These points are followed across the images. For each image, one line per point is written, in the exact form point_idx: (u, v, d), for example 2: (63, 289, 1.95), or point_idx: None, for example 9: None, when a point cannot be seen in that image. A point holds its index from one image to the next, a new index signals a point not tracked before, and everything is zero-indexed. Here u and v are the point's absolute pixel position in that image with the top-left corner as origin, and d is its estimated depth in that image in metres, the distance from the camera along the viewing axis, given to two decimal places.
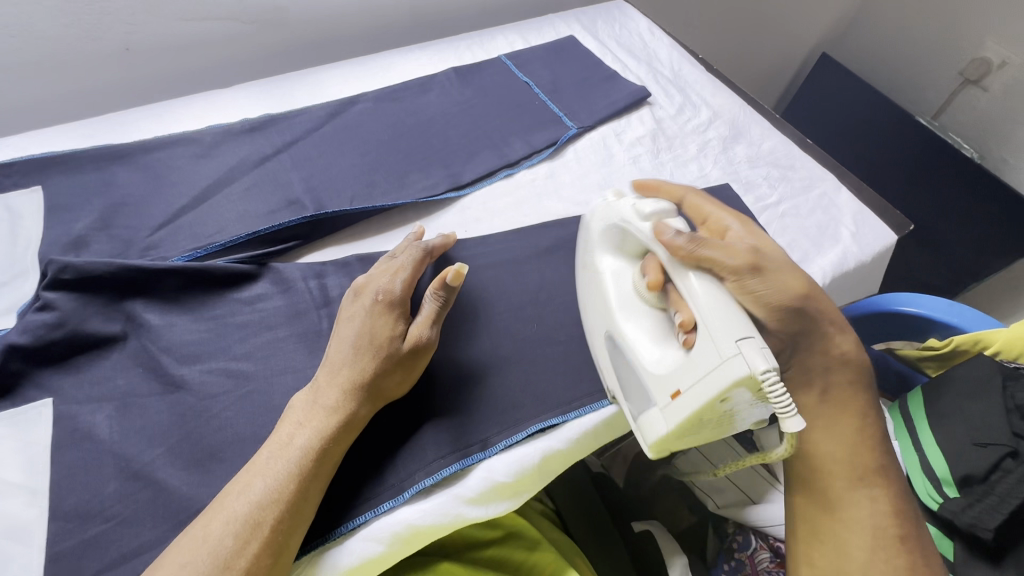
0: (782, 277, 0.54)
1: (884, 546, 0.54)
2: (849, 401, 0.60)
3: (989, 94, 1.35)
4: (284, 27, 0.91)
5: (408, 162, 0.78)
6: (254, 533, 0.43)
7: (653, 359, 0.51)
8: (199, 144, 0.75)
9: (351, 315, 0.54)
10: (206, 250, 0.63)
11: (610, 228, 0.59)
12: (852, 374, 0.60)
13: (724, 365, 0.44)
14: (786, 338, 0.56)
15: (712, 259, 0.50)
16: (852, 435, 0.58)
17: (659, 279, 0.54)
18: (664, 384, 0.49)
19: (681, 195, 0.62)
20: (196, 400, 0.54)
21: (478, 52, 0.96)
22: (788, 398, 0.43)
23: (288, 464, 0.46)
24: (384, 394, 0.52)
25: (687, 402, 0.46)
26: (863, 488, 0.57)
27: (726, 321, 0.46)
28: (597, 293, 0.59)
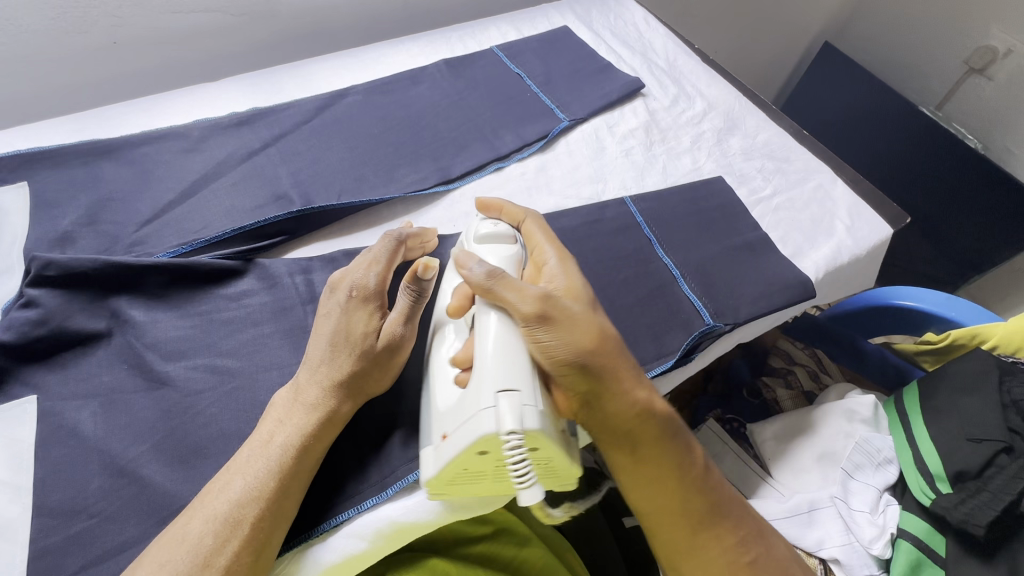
0: (570, 323, 0.47)
1: None
2: (668, 453, 0.51)
3: (994, 84, 1.32)
4: (274, 19, 0.90)
5: (397, 156, 0.77)
6: (234, 532, 0.43)
7: (443, 396, 0.49)
8: (186, 139, 0.74)
9: (327, 311, 0.53)
10: (191, 245, 0.63)
11: (456, 249, 0.58)
12: (661, 427, 0.50)
13: (477, 416, 0.43)
14: (584, 398, 0.47)
15: (504, 300, 0.47)
16: (675, 488, 0.51)
17: (460, 310, 0.52)
18: (440, 425, 0.47)
19: (520, 218, 0.59)
20: (180, 396, 0.54)
21: (471, 43, 0.95)
22: (526, 465, 0.41)
23: (265, 462, 0.46)
24: (364, 390, 0.52)
25: (451, 450, 0.44)
26: (702, 536, 0.52)
27: (493, 370, 0.44)
28: (432, 314, 0.57)
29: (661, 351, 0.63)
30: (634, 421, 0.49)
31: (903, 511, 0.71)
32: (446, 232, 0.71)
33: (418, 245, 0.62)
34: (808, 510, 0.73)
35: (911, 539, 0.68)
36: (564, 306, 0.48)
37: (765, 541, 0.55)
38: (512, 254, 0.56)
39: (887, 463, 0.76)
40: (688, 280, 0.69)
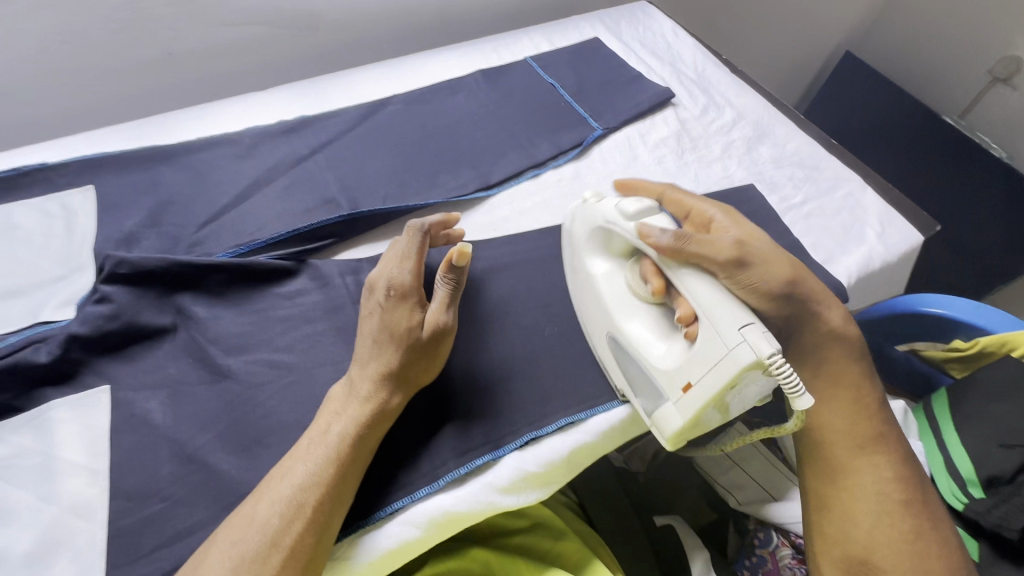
0: (768, 261, 0.58)
1: (889, 511, 0.58)
2: (848, 374, 0.64)
3: (1019, 93, 1.34)
4: (317, 32, 0.94)
5: (438, 163, 0.80)
6: (297, 514, 0.45)
7: (660, 354, 0.56)
8: (238, 145, 0.78)
9: (371, 311, 0.56)
10: (249, 246, 0.66)
11: (595, 231, 0.63)
12: (849, 351, 0.64)
13: (730, 354, 0.48)
14: (783, 320, 0.61)
15: (700, 254, 0.53)
16: (851, 409, 0.62)
17: (662, 285, 0.58)
18: (676, 378, 0.53)
19: (660, 191, 0.64)
20: (242, 389, 0.57)
21: (505, 54, 0.98)
22: (796, 378, 0.47)
23: (326, 452, 0.49)
24: (412, 382, 0.55)
25: (700, 395, 0.51)
26: (865, 456, 0.61)
27: (723, 313, 0.49)
28: (591, 294, 0.63)
29: None
30: (822, 347, 0.64)
31: None
32: (487, 236, 0.74)
33: (441, 230, 0.66)
34: None
35: None
36: (755, 250, 0.57)
37: (921, 485, 0.61)
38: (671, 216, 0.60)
39: None
40: None
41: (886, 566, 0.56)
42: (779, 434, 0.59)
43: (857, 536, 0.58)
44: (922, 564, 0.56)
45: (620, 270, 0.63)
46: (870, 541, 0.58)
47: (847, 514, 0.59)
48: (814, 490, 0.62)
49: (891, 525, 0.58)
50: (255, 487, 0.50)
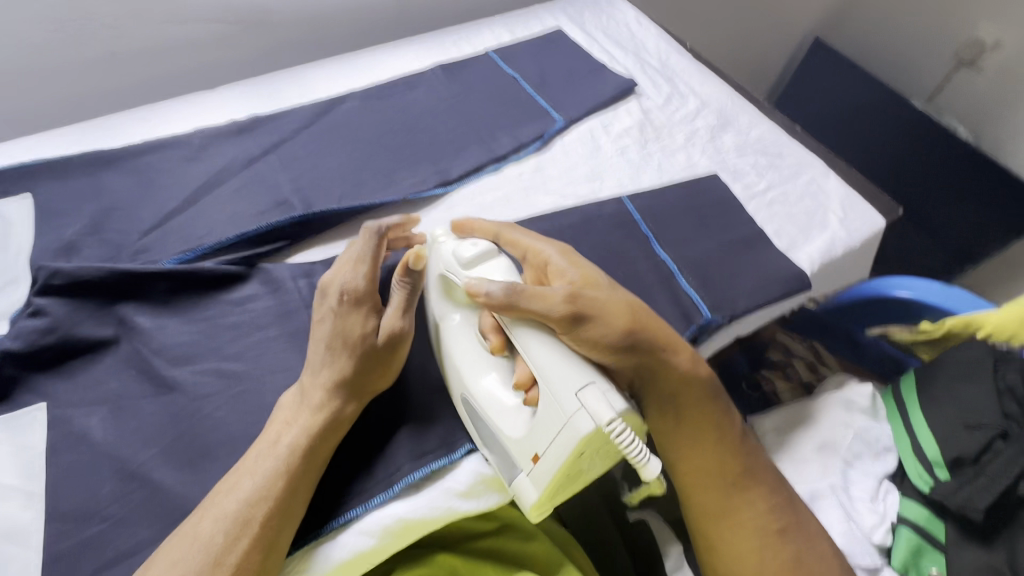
0: (606, 309, 0.52)
1: (769, 545, 0.55)
2: (704, 413, 0.58)
3: (984, 75, 1.37)
4: (270, 27, 0.91)
5: (396, 160, 0.78)
6: (245, 531, 0.44)
7: (510, 422, 0.51)
8: (186, 147, 0.75)
9: (323, 319, 0.54)
10: (195, 252, 0.64)
11: (438, 281, 0.58)
12: (699, 388, 0.57)
13: (570, 422, 0.46)
14: (632, 373, 0.53)
15: (536, 311, 0.50)
16: (711, 448, 0.57)
17: (500, 342, 0.53)
18: (525, 447, 0.49)
19: (494, 232, 0.61)
20: (188, 400, 0.55)
21: (466, 46, 0.96)
22: (639, 447, 0.44)
23: (276, 466, 0.47)
24: (367, 389, 0.53)
25: (550, 466, 0.48)
26: (738, 493, 0.57)
27: (564, 378, 0.47)
28: (444, 351, 0.57)
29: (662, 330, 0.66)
30: (675, 390, 0.56)
31: (904, 498, 0.72)
32: None
33: (401, 235, 0.64)
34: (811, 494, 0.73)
35: (911, 526, 0.69)
36: (590, 302, 0.51)
37: (799, 514, 0.58)
38: (509, 266, 0.56)
39: (887, 452, 0.76)
40: (686, 275, 0.70)
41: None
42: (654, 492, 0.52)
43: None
44: None
45: (469, 320, 0.56)
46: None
47: (727, 563, 0.56)
48: (698, 538, 0.59)
49: (766, 567, 0.55)
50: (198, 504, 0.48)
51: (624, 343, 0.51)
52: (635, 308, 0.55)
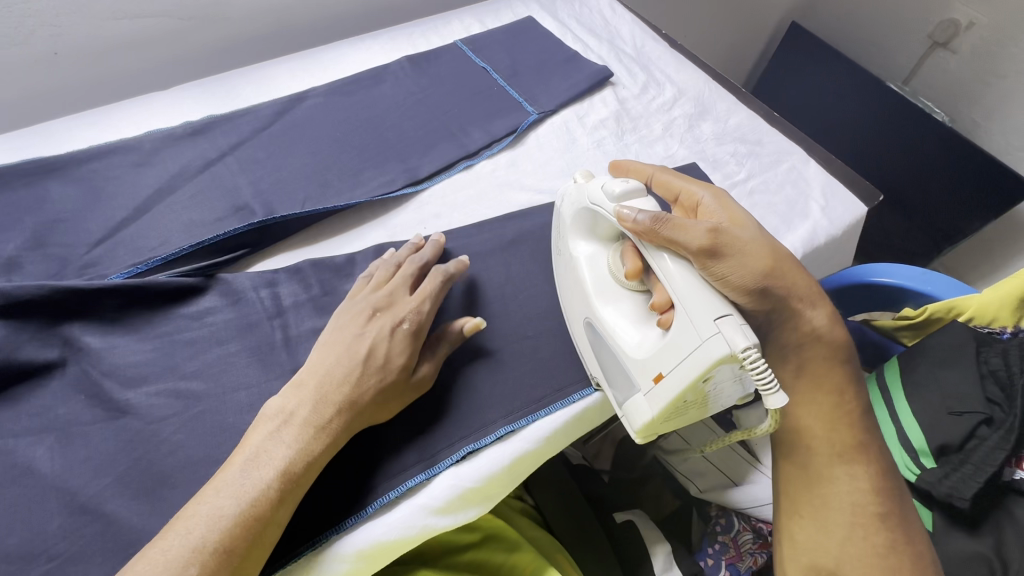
0: (748, 250, 0.53)
1: (863, 524, 0.56)
2: (830, 377, 0.61)
3: (958, 56, 1.37)
4: (225, 22, 0.86)
5: (362, 159, 0.74)
6: (224, 562, 0.40)
7: (635, 343, 0.53)
8: (137, 152, 0.71)
9: (367, 333, 0.51)
10: (147, 264, 0.60)
11: (583, 213, 0.60)
12: (828, 353, 0.61)
13: (703, 345, 0.44)
14: (763, 314, 0.56)
15: (674, 239, 0.50)
16: (833, 413, 0.60)
17: (637, 268, 0.55)
18: (648, 368, 0.50)
19: (648, 173, 0.63)
20: (143, 425, 0.51)
21: (434, 38, 0.92)
22: (773, 375, 0.42)
23: (264, 487, 0.43)
24: (394, 389, 0.51)
25: (672, 389, 0.47)
26: (843, 465, 0.58)
27: (700, 303, 0.46)
28: (574, 278, 0.60)
29: None
30: (801, 349, 0.60)
31: None
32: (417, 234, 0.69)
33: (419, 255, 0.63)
34: None
35: None
36: (728, 236, 0.52)
37: (900, 502, 0.58)
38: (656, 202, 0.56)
39: None
40: None
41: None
42: (755, 435, 0.52)
43: (829, 547, 0.56)
44: None
45: (603, 252, 0.60)
46: (838, 552, 0.55)
47: (818, 519, 0.57)
48: (787, 494, 0.60)
49: (864, 538, 0.55)
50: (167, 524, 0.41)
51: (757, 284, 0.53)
52: (778, 257, 0.56)
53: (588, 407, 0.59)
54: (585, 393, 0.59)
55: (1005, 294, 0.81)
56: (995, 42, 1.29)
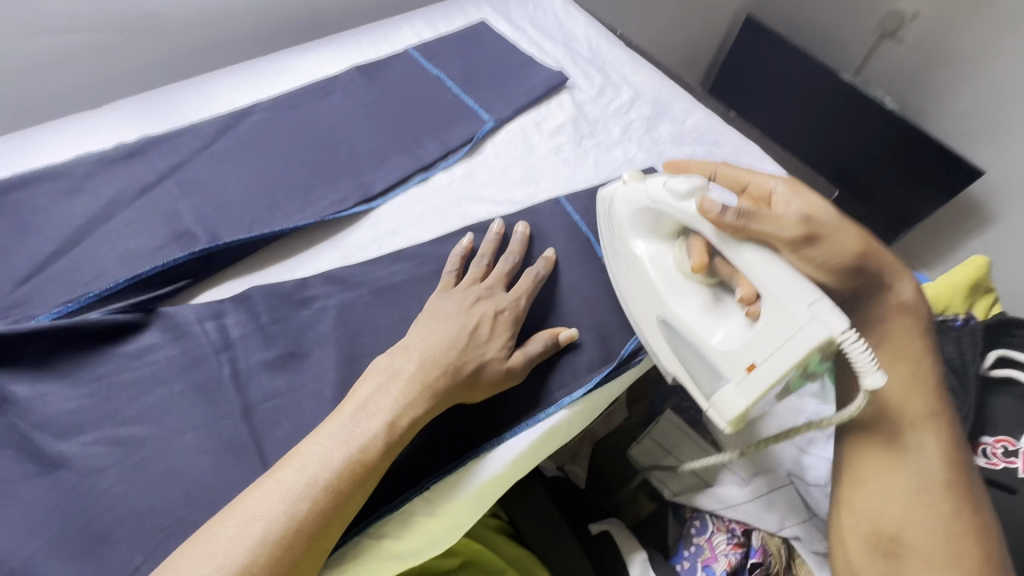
0: (838, 234, 0.56)
1: (929, 494, 0.56)
2: (909, 347, 0.60)
3: (905, 46, 1.41)
4: (159, 34, 0.81)
5: (312, 177, 0.71)
6: (332, 499, 0.43)
7: (720, 338, 0.54)
8: (65, 178, 0.65)
9: (475, 314, 0.55)
10: (77, 303, 0.56)
11: (643, 211, 0.62)
12: (916, 323, 0.61)
13: (801, 332, 0.48)
14: (852, 291, 0.60)
15: (764, 231, 0.53)
16: (911, 381, 0.59)
17: (702, 263, 0.58)
18: (738, 359, 0.51)
19: (712, 169, 0.64)
20: (79, 478, 0.48)
21: (384, 45, 0.89)
22: (869, 354, 0.47)
23: (371, 436, 0.46)
24: (494, 380, 0.54)
25: (764, 375, 0.49)
26: (915, 433, 0.58)
27: (793, 291, 0.49)
28: (638, 278, 0.62)
29: (594, 362, 0.62)
30: (887, 316, 0.61)
31: None
32: (372, 253, 0.67)
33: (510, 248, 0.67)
34: (766, 493, 0.74)
35: None
36: (818, 223, 0.55)
37: (969, 474, 0.59)
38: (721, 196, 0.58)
39: None
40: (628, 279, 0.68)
41: (917, 542, 0.55)
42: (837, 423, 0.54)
43: (890, 512, 0.56)
44: (956, 548, 0.54)
45: (665, 251, 0.62)
46: (901, 519, 0.56)
47: (884, 487, 0.57)
48: (853, 462, 0.60)
49: (925, 506, 0.56)
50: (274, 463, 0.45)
51: (852, 263, 0.57)
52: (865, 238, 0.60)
53: (555, 425, 0.57)
54: (550, 412, 0.57)
55: (956, 282, 0.86)
56: (941, 32, 1.33)
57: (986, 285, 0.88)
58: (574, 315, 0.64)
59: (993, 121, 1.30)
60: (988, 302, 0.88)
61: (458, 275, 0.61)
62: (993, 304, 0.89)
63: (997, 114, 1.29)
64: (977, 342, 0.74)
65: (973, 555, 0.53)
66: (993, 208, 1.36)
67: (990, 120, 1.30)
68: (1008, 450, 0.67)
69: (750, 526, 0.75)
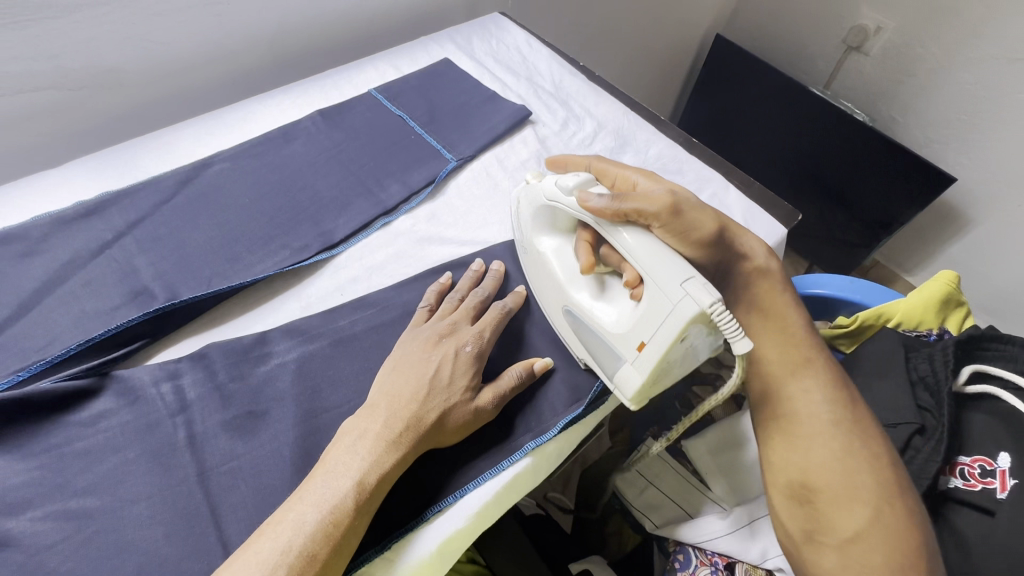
0: (700, 217, 0.61)
1: (821, 434, 0.59)
2: (779, 310, 0.68)
3: (871, 59, 1.42)
4: (123, 88, 0.82)
5: (273, 226, 0.71)
6: (307, 567, 0.41)
7: (613, 320, 0.57)
8: (22, 242, 0.64)
9: (437, 355, 0.54)
10: (28, 370, 0.55)
11: (541, 210, 0.65)
12: (780, 286, 0.69)
13: (676, 308, 0.49)
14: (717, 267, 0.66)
15: (639, 209, 0.56)
16: (780, 336, 0.66)
17: (591, 263, 0.61)
18: (630, 338, 0.54)
19: (586, 164, 0.67)
20: (25, 558, 0.46)
21: (348, 88, 0.90)
22: (734, 322, 0.47)
23: (343, 497, 0.45)
24: (458, 423, 0.53)
25: (654, 350, 0.52)
26: (794, 380, 0.63)
27: (664, 272, 0.51)
28: (544, 273, 0.65)
29: (559, 406, 0.60)
30: (751, 282, 0.68)
31: None
32: (334, 302, 0.67)
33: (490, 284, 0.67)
34: (749, 523, 0.70)
35: None
36: (687, 201, 0.60)
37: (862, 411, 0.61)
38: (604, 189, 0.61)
39: None
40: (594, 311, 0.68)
41: (824, 484, 0.57)
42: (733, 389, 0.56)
43: (797, 460, 0.59)
44: (854, 479, 0.56)
45: (566, 245, 0.66)
46: (807, 464, 0.58)
47: (789, 443, 0.61)
48: (769, 430, 0.63)
49: (821, 446, 0.58)
50: (249, 536, 0.43)
51: (713, 238, 0.63)
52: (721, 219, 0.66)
53: (520, 472, 0.56)
54: (514, 459, 0.56)
55: (926, 297, 0.86)
56: (904, 45, 1.35)
57: (957, 298, 0.88)
58: (538, 355, 0.64)
59: (959, 129, 1.31)
60: (960, 316, 0.88)
61: (431, 310, 0.62)
62: (966, 317, 0.89)
63: (964, 121, 1.30)
64: (950, 358, 0.71)
65: (869, 488, 0.55)
66: (969, 213, 1.37)
67: (957, 127, 1.31)
68: (986, 470, 0.65)
69: (734, 559, 0.70)
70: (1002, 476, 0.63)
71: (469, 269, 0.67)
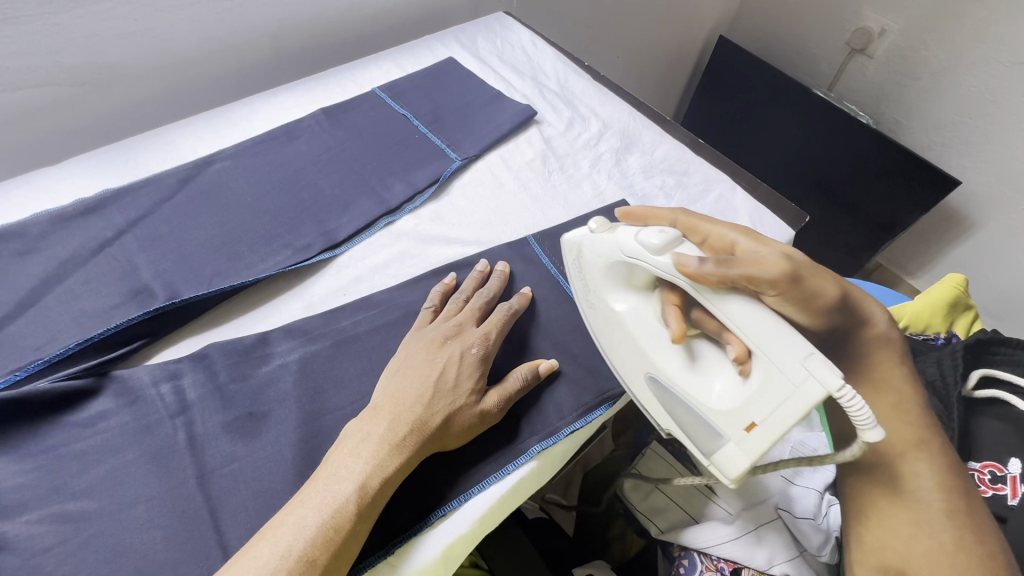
0: (816, 278, 0.52)
1: (927, 521, 0.51)
2: (895, 379, 0.56)
3: (875, 62, 1.41)
4: (124, 85, 0.81)
5: (275, 225, 0.70)
6: (308, 572, 0.40)
7: (712, 394, 0.50)
8: (20, 239, 0.63)
9: (441, 357, 0.54)
10: (26, 370, 0.54)
11: (615, 266, 0.59)
12: (892, 349, 0.58)
13: (797, 392, 0.42)
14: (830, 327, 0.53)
15: (749, 276, 0.48)
16: (893, 410, 0.54)
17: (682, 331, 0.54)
18: (736, 418, 0.47)
19: (671, 217, 0.59)
20: (20, 562, 0.45)
21: (351, 86, 0.90)
22: (868, 410, 0.40)
23: (345, 501, 0.44)
24: (463, 426, 0.52)
25: (767, 434, 0.45)
26: (906, 456, 0.53)
27: (781, 347, 0.44)
28: (623, 336, 0.59)
29: (565, 409, 0.60)
30: (873, 348, 0.57)
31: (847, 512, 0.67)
32: (336, 302, 0.66)
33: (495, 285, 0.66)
34: (755, 528, 0.69)
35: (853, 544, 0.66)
36: (801, 264, 0.52)
37: (976, 504, 0.53)
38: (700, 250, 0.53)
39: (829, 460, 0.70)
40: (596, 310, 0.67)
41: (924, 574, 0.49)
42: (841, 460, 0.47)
43: (893, 544, 0.52)
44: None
45: (645, 305, 0.59)
46: (904, 550, 0.51)
47: (886, 525, 0.53)
48: (866, 507, 0.55)
49: (928, 536, 0.50)
50: (248, 539, 0.42)
51: (833, 309, 0.53)
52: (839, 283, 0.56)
53: (525, 476, 0.55)
54: (519, 463, 0.55)
55: (933, 301, 0.85)
56: (909, 47, 1.34)
57: (964, 302, 0.87)
58: (543, 358, 0.63)
59: (963, 132, 1.31)
60: (967, 320, 0.87)
61: (434, 311, 0.61)
62: (972, 322, 0.88)
63: (968, 124, 1.29)
64: (959, 362, 0.70)
65: None
66: (973, 216, 1.36)
67: (961, 130, 1.31)
68: (996, 476, 0.64)
69: (740, 565, 0.69)
70: (1013, 482, 0.63)
71: (473, 270, 0.66)
